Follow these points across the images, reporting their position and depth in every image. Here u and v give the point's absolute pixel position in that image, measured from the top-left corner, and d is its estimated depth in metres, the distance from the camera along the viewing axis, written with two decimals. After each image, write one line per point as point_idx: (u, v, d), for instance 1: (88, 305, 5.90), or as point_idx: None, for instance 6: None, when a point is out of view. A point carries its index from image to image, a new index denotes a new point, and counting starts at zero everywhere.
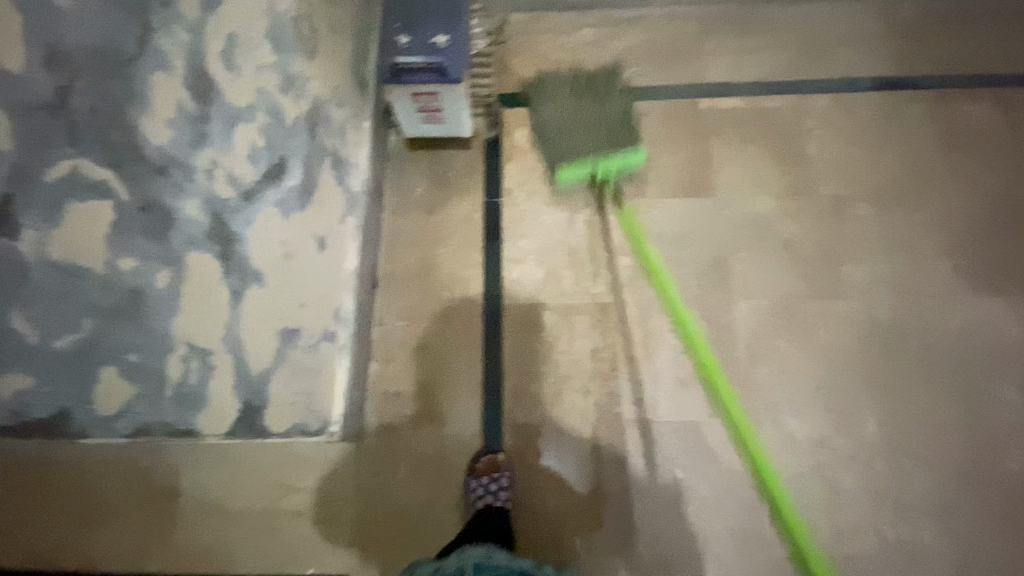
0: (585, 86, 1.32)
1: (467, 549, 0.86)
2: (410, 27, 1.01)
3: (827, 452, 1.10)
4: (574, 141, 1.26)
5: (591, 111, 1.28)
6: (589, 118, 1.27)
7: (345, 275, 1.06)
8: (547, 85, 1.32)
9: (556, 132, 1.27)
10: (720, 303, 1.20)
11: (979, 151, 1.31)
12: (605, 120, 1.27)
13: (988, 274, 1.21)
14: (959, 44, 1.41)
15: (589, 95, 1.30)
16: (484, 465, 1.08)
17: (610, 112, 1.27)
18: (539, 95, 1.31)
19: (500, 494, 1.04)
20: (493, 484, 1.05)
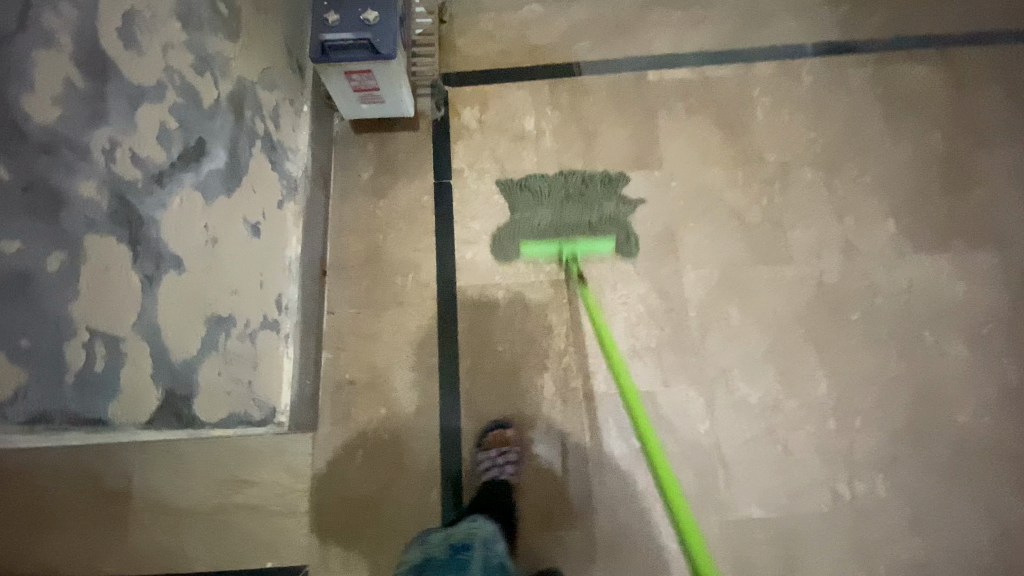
0: (574, 197, 1.25)
1: (480, 520, 0.90)
2: (336, 3, 0.98)
3: (781, 415, 1.11)
4: (544, 215, 1.24)
5: (574, 216, 1.23)
6: (565, 216, 1.23)
7: (287, 263, 1.04)
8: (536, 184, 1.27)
9: (531, 221, 1.24)
10: (671, 274, 1.20)
11: (920, 111, 1.33)
12: (584, 217, 1.23)
13: (931, 233, 1.23)
14: (898, 7, 1.42)
15: (573, 202, 1.24)
16: (493, 439, 1.08)
17: (590, 216, 1.23)
18: (524, 187, 1.27)
19: (504, 469, 1.05)
20: (501, 458, 1.05)
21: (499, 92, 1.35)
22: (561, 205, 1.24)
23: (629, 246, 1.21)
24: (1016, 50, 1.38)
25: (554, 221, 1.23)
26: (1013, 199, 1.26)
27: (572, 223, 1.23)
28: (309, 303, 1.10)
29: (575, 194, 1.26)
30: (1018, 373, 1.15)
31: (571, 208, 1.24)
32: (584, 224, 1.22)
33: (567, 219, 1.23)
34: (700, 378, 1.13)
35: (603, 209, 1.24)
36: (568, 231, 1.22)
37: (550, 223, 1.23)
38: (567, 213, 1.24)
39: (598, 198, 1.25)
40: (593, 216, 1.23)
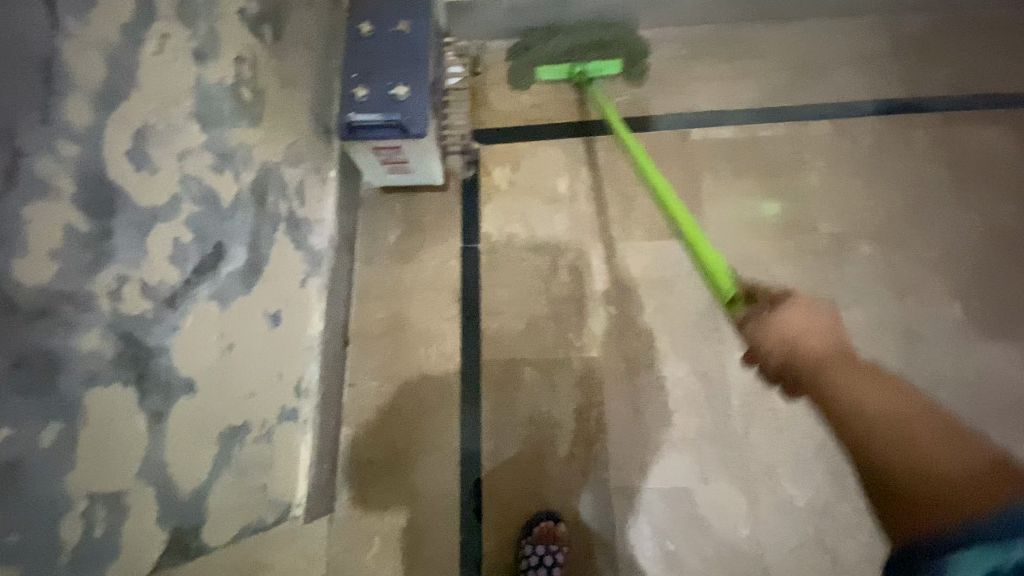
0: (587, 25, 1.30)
1: None
2: (366, 78, 0.94)
3: (830, 519, 1.02)
4: (559, 40, 1.29)
5: (585, 33, 1.30)
6: (578, 37, 1.30)
7: (308, 343, 1.00)
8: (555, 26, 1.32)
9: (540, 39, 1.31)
10: (713, 355, 1.12)
11: (990, 178, 1.22)
12: (596, 35, 1.29)
13: (1001, 316, 1.12)
14: (968, 61, 1.31)
15: (584, 25, 1.31)
16: (542, 531, 1.00)
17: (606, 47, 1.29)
18: (538, 31, 1.32)
19: (552, 567, 0.96)
20: (547, 555, 0.97)
21: (532, 149, 1.29)
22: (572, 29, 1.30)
23: (635, 71, 1.30)
24: None
25: (566, 35, 1.30)
26: None
27: (584, 44, 1.29)
28: (329, 379, 1.06)
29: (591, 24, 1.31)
30: None
31: (583, 32, 1.30)
32: (595, 43, 1.30)
33: (584, 39, 1.29)
34: (741, 474, 1.05)
35: (618, 32, 1.30)
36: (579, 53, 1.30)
37: (564, 51, 1.30)
38: (579, 37, 1.30)
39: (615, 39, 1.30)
40: (608, 36, 1.30)
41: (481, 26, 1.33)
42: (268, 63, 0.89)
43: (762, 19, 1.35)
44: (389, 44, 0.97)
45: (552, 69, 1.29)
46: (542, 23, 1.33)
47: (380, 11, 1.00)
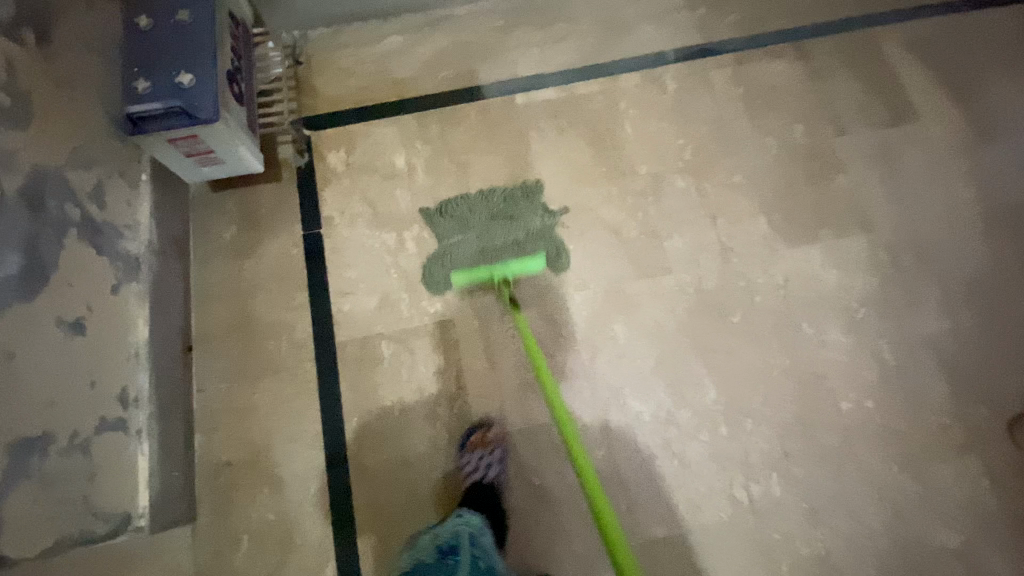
0: (496, 212, 1.24)
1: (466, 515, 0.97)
2: (148, 71, 0.93)
3: (674, 429, 1.11)
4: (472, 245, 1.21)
5: (499, 234, 1.22)
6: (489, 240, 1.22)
7: (132, 352, 0.96)
8: (456, 209, 1.24)
9: (455, 245, 1.21)
10: (556, 301, 1.19)
11: (781, 106, 1.36)
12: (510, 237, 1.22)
13: (802, 225, 1.26)
14: (752, 6, 1.45)
15: (494, 232, 1.22)
16: (474, 441, 1.07)
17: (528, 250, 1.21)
18: (444, 216, 1.23)
19: (488, 469, 1.04)
20: (484, 458, 1.05)
21: (365, 130, 1.29)
22: (485, 229, 1.22)
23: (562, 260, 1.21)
24: (863, 38, 1.44)
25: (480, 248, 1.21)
26: (875, 183, 1.31)
27: (497, 245, 1.22)
28: (168, 388, 1.03)
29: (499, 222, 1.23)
30: (894, 353, 1.19)
31: (497, 229, 1.22)
32: (513, 242, 1.22)
33: (493, 242, 1.21)
34: (593, 405, 1.12)
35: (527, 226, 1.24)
36: (496, 250, 1.21)
37: (477, 253, 1.21)
38: (493, 237, 1.22)
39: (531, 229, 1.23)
40: (521, 237, 1.23)
41: (295, 16, 1.31)
42: (31, 62, 0.84)
43: None
44: (172, 35, 0.96)
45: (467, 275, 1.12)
46: (356, 7, 1.33)
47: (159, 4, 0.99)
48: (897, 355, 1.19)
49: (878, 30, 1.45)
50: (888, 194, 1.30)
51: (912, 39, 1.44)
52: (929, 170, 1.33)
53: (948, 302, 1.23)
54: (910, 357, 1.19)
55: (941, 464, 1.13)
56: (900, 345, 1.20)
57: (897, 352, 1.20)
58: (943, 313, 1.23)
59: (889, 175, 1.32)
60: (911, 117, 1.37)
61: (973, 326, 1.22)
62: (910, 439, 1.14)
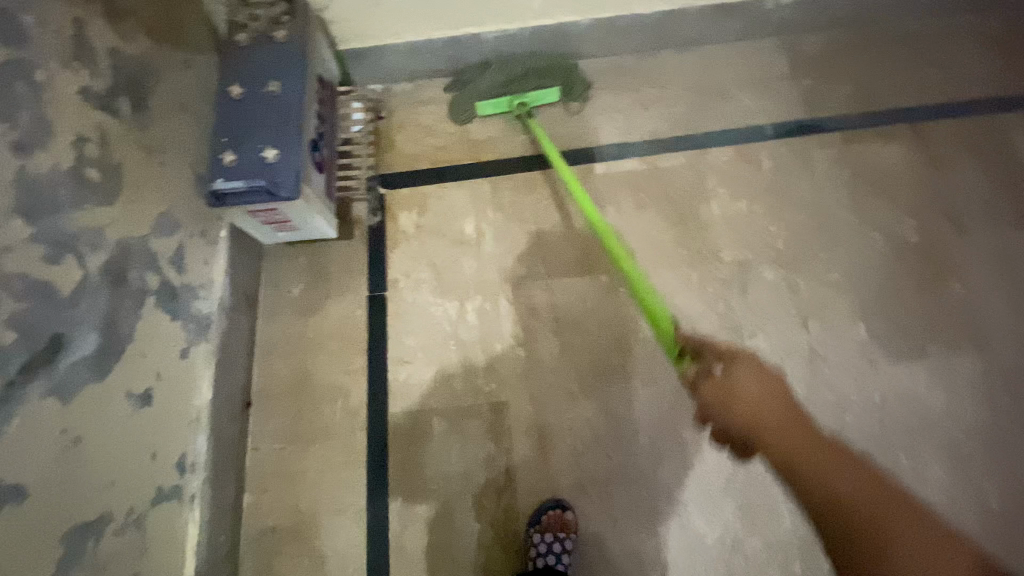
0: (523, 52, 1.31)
1: None
2: (236, 142, 0.94)
3: (740, 557, 1.01)
4: (492, 75, 1.29)
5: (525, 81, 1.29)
6: (510, 69, 1.30)
7: (193, 415, 0.97)
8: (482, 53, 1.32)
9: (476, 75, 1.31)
10: (621, 393, 1.11)
11: (892, 194, 1.22)
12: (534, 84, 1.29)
13: (906, 337, 1.12)
14: (866, 78, 1.32)
15: (513, 63, 1.30)
16: (550, 520, 1.01)
17: (548, 72, 1.30)
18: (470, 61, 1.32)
19: (559, 556, 0.97)
20: (557, 543, 0.98)
21: (439, 192, 1.26)
22: (505, 61, 1.30)
23: (576, 92, 1.30)
24: (996, 122, 1.27)
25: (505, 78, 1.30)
26: (998, 294, 1.15)
27: (519, 74, 1.30)
28: (223, 448, 1.03)
29: (527, 72, 1.30)
30: (1007, 501, 1.03)
31: (516, 62, 1.30)
32: (532, 69, 1.30)
33: (514, 72, 1.29)
34: (650, 516, 1.04)
35: (544, 84, 1.29)
36: (517, 78, 1.29)
37: (499, 82, 1.30)
38: (514, 67, 1.30)
39: (557, 80, 1.30)
40: (540, 68, 1.31)
41: (381, 70, 1.30)
42: (125, 135, 0.86)
43: (663, 47, 1.35)
44: (263, 105, 0.97)
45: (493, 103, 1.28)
46: (442, 63, 1.31)
47: (250, 75, 1.01)
48: (1010, 503, 1.03)
49: (1015, 116, 1.28)
50: (1014, 309, 1.14)
51: None
52: None
53: None
54: None
55: None
56: (1016, 493, 1.04)
57: (1012, 500, 1.03)
58: None
59: (1017, 286, 1.15)
60: None
61: None
62: None
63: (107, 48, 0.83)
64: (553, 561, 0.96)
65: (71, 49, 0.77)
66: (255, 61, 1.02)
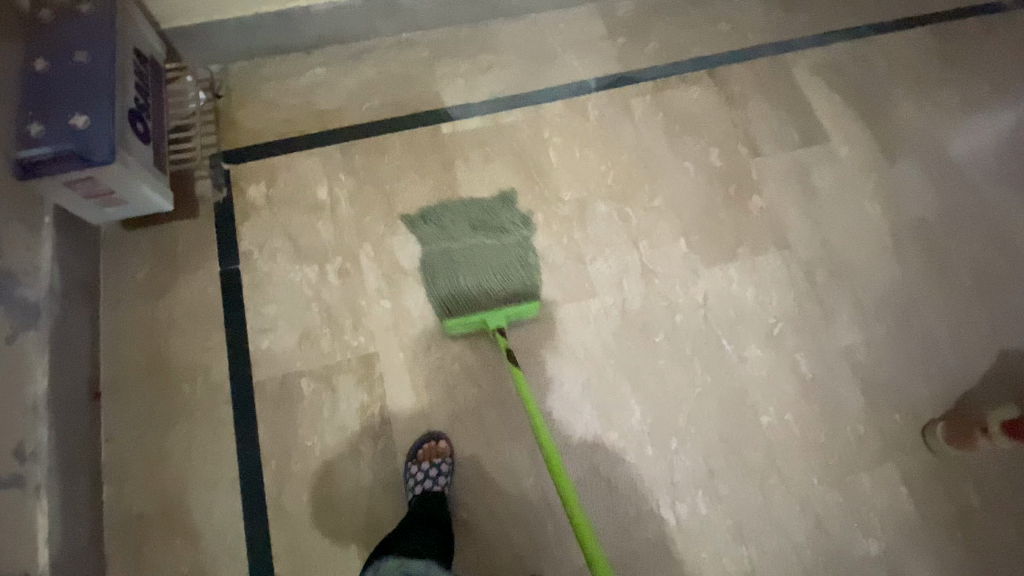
0: (478, 225, 1.27)
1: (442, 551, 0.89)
2: (40, 113, 0.92)
3: (600, 453, 1.13)
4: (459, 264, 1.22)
5: (487, 257, 1.23)
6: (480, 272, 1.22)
7: (29, 404, 0.92)
8: (435, 217, 1.27)
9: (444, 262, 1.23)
10: (483, 329, 1.19)
11: (699, 130, 1.42)
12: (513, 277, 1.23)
13: (721, 247, 1.30)
14: (670, 35, 1.52)
15: (478, 250, 1.23)
16: (425, 452, 1.08)
17: (510, 274, 1.23)
18: (424, 225, 1.26)
19: (438, 478, 1.04)
20: (433, 468, 1.05)
21: (289, 163, 1.28)
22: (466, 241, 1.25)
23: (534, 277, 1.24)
24: (775, 64, 1.51)
25: (465, 250, 1.24)
26: (788, 202, 1.37)
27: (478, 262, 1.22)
28: (72, 438, 0.98)
29: (483, 234, 1.26)
30: (812, 367, 1.24)
31: (478, 254, 1.24)
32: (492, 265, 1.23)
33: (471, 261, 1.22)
34: (520, 432, 1.13)
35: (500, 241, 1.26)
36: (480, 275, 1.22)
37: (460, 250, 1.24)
38: (477, 255, 1.23)
39: (507, 225, 1.27)
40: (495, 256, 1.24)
41: (214, 50, 1.30)
42: None
43: (493, 16, 1.46)
44: (69, 76, 0.95)
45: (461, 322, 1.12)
46: (277, 40, 1.33)
47: (51, 46, 0.98)
48: (815, 369, 1.24)
49: (789, 58, 1.52)
50: (801, 214, 1.36)
51: (819, 65, 1.52)
52: (838, 189, 1.39)
53: (861, 315, 1.29)
54: (826, 369, 1.24)
55: (859, 474, 1.17)
56: (817, 360, 1.24)
57: (815, 366, 1.24)
58: (855, 326, 1.28)
59: (802, 195, 1.38)
60: (821, 140, 1.44)
61: (884, 338, 1.28)
62: (831, 451, 1.18)
63: None
64: (433, 483, 1.03)
65: None
66: (56, 34, 0.99)
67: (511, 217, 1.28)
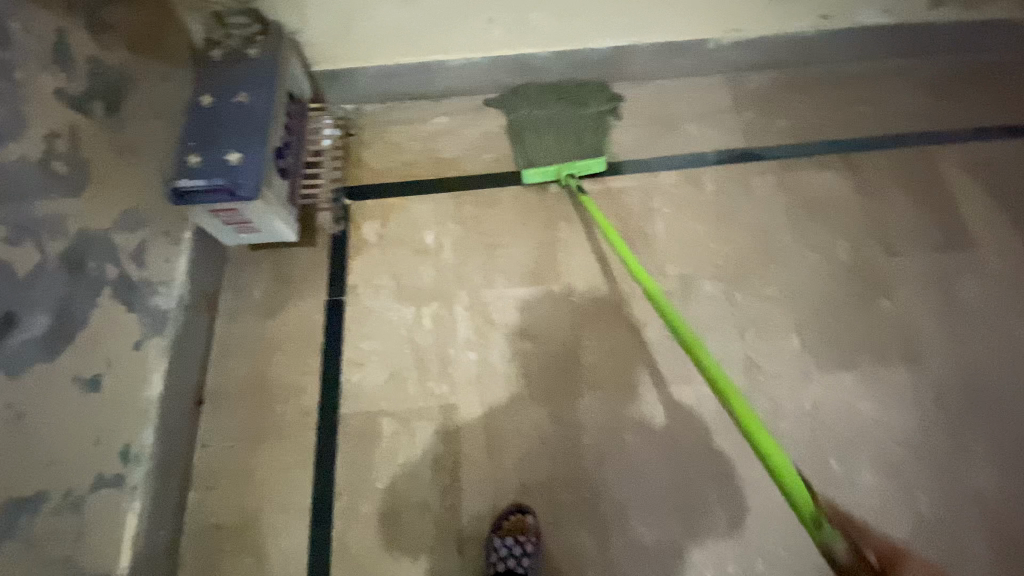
0: (563, 96, 1.41)
1: None
2: (203, 146, 1.01)
3: (676, 559, 1.04)
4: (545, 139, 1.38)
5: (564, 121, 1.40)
6: (558, 135, 1.38)
7: (144, 406, 0.99)
8: (525, 109, 1.41)
9: (529, 126, 1.40)
10: (568, 398, 1.15)
11: (825, 217, 1.31)
12: (577, 125, 1.39)
13: (839, 350, 1.19)
14: (802, 113, 1.43)
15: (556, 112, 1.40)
16: (511, 525, 1.03)
17: (585, 138, 1.38)
18: (517, 112, 1.41)
19: (519, 559, 0.99)
20: (518, 547, 1.00)
21: (403, 204, 1.33)
22: (552, 122, 1.40)
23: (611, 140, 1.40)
24: (919, 155, 1.39)
25: (551, 138, 1.38)
26: (922, 312, 1.23)
27: (563, 130, 1.39)
28: (173, 441, 1.05)
29: (569, 133, 1.39)
30: (933, 508, 1.08)
31: (560, 123, 1.39)
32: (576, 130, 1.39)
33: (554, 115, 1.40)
34: (592, 518, 1.07)
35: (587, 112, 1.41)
36: (566, 148, 1.37)
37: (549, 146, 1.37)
38: (558, 128, 1.39)
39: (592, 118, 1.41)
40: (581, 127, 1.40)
41: (353, 92, 1.39)
42: (96, 133, 0.92)
43: (617, 80, 1.46)
44: (231, 114, 1.05)
45: (539, 171, 1.32)
46: (410, 87, 1.40)
47: (220, 85, 1.08)
48: (937, 509, 1.08)
49: (937, 151, 1.39)
50: (937, 325, 1.22)
51: (973, 162, 1.38)
52: (985, 304, 1.23)
53: (1002, 457, 1.11)
54: (950, 512, 1.08)
55: None
56: (941, 499, 1.09)
57: (937, 507, 1.09)
58: (993, 467, 1.11)
59: (939, 305, 1.23)
60: (969, 245, 1.29)
61: None
62: None
63: (82, 51, 0.90)
64: (513, 564, 0.98)
65: (48, 53, 0.84)
66: (226, 74, 1.10)
67: (596, 104, 1.42)
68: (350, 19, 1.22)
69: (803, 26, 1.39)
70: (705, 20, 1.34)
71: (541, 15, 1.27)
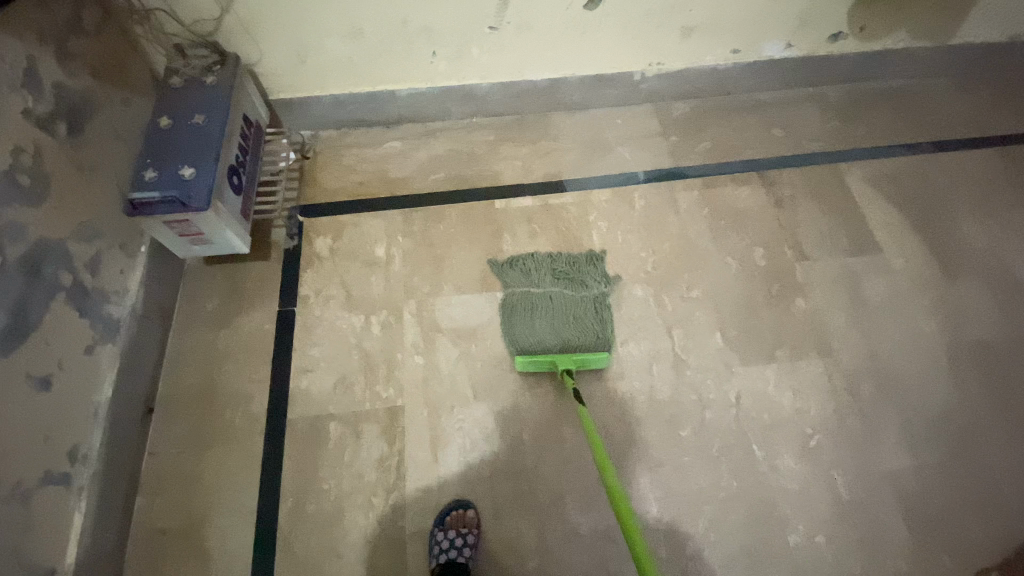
0: (561, 275, 1.33)
1: None
2: (158, 163, 1.09)
3: (611, 545, 1.09)
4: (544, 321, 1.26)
5: (567, 317, 1.27)
6: (557, 328, 1.25)
7: (94, 409, 1.03)
8: (524, 264, 1.35)
9: (523, 304, 1.29)
10: (509, 397, 1.21)
11: (744, 228, 1.44)
12: (583, 306, 1.28)
13: (759, 347, 1.29)
14: (723, 136, 1.58)
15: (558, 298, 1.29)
16: (453, 520, 1.09)
17: (587, 325, 1.25)
18: (512, 270, 1.34)
19: (462, 547, 1.03)
20: (459, 538, 1.05)
21: (355, 221, 1.41)
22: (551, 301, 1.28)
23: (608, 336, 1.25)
24: (828, 172, 1.53)
25: (551, 311, 1.27)
26: (834, 309, 1.34)
27: (564, 320, 1.26)
28: (122, 447, 1.07)
29: (564, 284, 1.31)
30: (850, 488, 1.16)
31: (564, 326, 1.25)
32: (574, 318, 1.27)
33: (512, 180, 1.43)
34: (531, 509, 1.12)
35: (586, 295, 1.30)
36: (566, 323, 1.26)
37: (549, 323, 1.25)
38: (559, 328, 1.25)
39: (589, 281, 1.32)
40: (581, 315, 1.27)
41: (309, 119, 1.49)
42: (59, 150, 0.99)
43: (555, 109, 1.59)
44: (186, 135, 1.13)
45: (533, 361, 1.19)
46: (363, 115, 1.51)
47: (177, 109, 1.17)
48: (854, 490, 1.16)
49: (844, 167, 1.54)
50: (847, 321, 1.33)
51: (876, 176, 1.53)
52: (889, 301, 1.35)
53: (910, 439, 1.21)
54: (867, 492, 1.16)
55: None
56: (856, 480, 1.17)
57: (855, 488, 1.16)
58: (902, 448, 1.20)
59: (849, 303, 1.35)
60: (873, 250, 1.42)
61: (936, 469, 1.18)
62: None
63: (48, 76, 0.98)
64: (457, 553, 1.02)
65: (17, 75, 0.92)
66: (184, 99, 1.19)
67: (594, 275, 1.33)
68: (305, 54, 1.34)
69: (718, 59, 1.55)
70: (629, 54, 1.49)
71: (481, 50, 1.40)
